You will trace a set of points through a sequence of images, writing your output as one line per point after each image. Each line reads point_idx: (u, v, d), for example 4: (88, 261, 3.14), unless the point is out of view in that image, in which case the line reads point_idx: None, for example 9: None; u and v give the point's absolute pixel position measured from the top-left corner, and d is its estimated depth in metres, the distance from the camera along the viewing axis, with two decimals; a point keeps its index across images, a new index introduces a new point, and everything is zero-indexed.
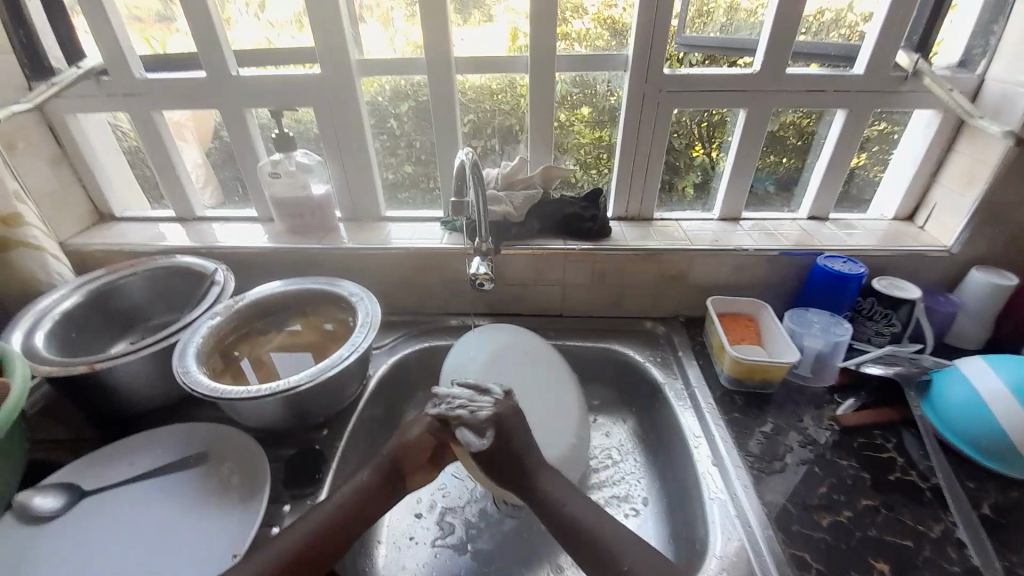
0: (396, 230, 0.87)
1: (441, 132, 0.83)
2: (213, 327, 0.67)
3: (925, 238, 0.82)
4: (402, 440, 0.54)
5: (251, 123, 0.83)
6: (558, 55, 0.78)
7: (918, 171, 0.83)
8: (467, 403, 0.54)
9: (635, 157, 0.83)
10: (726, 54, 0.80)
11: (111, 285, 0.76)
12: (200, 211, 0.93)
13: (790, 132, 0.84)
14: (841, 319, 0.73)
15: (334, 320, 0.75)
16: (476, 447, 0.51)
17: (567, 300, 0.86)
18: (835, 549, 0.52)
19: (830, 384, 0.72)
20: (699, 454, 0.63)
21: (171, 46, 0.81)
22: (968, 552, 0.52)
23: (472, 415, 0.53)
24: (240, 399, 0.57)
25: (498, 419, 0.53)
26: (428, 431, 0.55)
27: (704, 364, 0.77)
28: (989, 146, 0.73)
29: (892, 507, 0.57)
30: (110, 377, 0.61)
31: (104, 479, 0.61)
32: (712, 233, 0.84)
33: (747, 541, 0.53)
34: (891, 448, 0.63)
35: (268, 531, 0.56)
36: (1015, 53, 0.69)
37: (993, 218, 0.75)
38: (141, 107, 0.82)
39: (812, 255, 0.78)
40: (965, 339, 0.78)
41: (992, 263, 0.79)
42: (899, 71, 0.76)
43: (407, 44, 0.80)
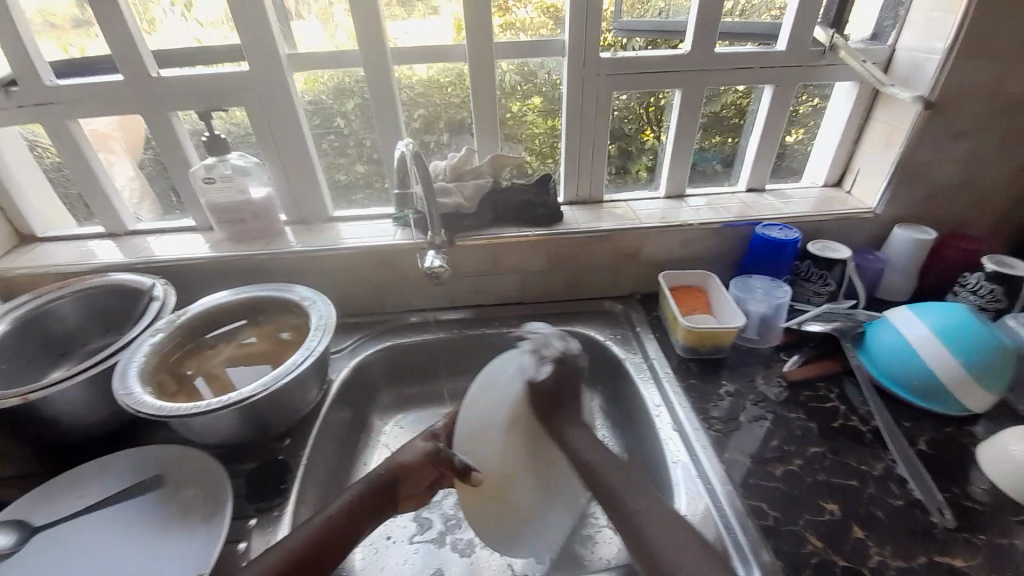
0: (347, 230, 0.85)
1: (386, 127, 0.81)
2: (155, 346, 0.64)
3: (853, 201, 0.88)
4: (398, 461, 0.55)
5: (179, 130, 0.79)
6: (500, 43, 0.78)
7: (843, 140, 0.89)
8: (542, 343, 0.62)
9: (582, 142, 0.85)
10: (666, 38, 0.83)
11: (40, 310, 0.71)
12: (132, 224, 0.88)
13: (731, 112, 0.89)
14: (781, 283, 0.78)
15: (289, 327, 0.73)
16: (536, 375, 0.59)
17: (526, 287, 0.87)
18: (790, 497, 0.56)
19: (775, 344, 0.77)
20: (662, 422, 0.66)
21: (88, 49, 0.75)
22: (908, 486, 0.57)
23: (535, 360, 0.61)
24: (191, 415, 0.54)
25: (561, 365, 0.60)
26: (424, 457, 0.56)
27: (661, 337, 0.80)
28: (903, 111, 0.79)
29: (838, 452, 0.61)
30: (45, 408, 0.57)
31: (56, 512, 0.57)
32: (660, 211, 0.87)
33: (710, 499, 0.56)
34: (835, 397, 0.68)
35: (235, 548, 0.54)
36: (922, 24, 0.75)
37: (910, 178, 0.81)
38: (55, 116, 0.76)
39: (751, 225, 0.82)
40: (894, 293, 0.84)
41: (912, 220, 0.85)
42: (818, 46, 0.80)
43: (349, 38, 0.77)
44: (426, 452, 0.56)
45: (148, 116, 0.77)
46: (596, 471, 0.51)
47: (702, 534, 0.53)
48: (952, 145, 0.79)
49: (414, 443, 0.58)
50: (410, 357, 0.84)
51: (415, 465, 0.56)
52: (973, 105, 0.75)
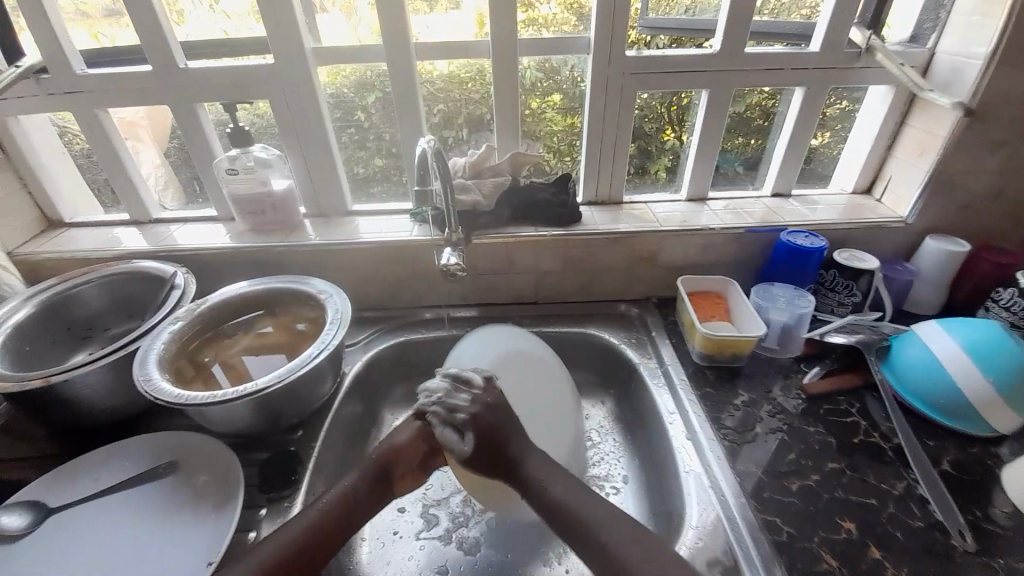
0: (365, 224, 0.86)
1: (407, 122, 0.81)
2: (175, 333, 0.65)
3: (883, 210, 0.85)
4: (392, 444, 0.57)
5: (203, 120, 0.80)
6: (524, 39, 0.77)
7: (874, 145, 0.86)
8: (440, 399, 0.56)
9: (602, 141, 0.83)
10: (692, 37, 0.81)
11: (65, 295, 0.73)
12: (156, 212, 0.90)
13: (755, 114, 0.86)
14: (805, 292, 0.76)
15: (305, 320, 0.74)
16: (459, 448, 0.54)
17: (541, 287, 0.86)
18: (805, 512, 0.54)
19: (795, 354, 0.75)
20: (674, 430, 0.65)
21: (119, 40, 0.77)
22: (930, 507, 0.54)
23: (450, 430, 0.55)
24: (206, 405, 0.55)
25: (475, 420, 0.55)
26: (416, 436, 0.59)
27: (676, 343, 0.78)
28: (941, 117, 0.76)
29: (857, 468, 0.59)
30: (68, 391, 0.59)
31: (72, 494, 0.59)
32: (681, 214, 0.85)
33: (722, 510, 0.55)
34: (856, 412, 0.66)
35: (245, 536, 0.55)
36: (965, 26, 0.72)
37: (945, 187, 0.78)
38: (85, 105, 0.77)
39: (776, 231, 0.80)
40: (923, 306, 0.81)
41: (945, 231, 0.82)
42: (854, 48, 0.77)
43: (371, 32, 0.77)
44: (415, 429, 0.59)
45: (175, 106, 0.78)
46: (563, 504, 0.49)
47: (712, 545, 0.52)
48: (993, 153, 0.75)
49: (408, 422, 0.60)
50: (422, 353, 0.85)
51: (408, 447, 0.58)
52: (1018, 112, 0.72)
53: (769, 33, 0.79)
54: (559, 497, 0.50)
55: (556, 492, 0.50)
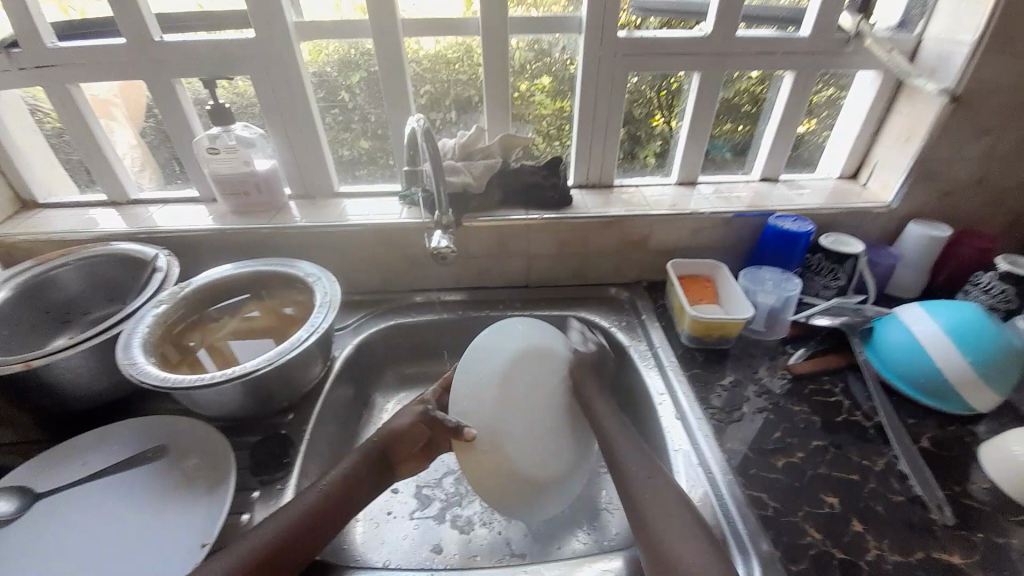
0: (352, 206, 0.84)
1: (393, 102, 0.79)
2: (159, 316, 0.64)
3: (868, 195, 0.86)
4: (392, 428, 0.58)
5: (182, 97, 0.77)
6: (513, 17, 0.75)
7: (862, 131, 0.86)
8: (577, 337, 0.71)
9: (593, 125, 0.83)
10: (684, 19, 0.79)
11: (43, 278, 0.70)
12: (135, 194, 0.87)
13: (744, 99, 0.85)
14: (791, 275, 0.77)
15: (293, 303, 0.73)
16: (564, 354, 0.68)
17: (532, 271, 0.86)
18: (791, 488, 0.56)
19: (781, 336, 0.76)
20: (663, 410, 0.66)
21: (88, 11, 0.73)
22: (909, 482, 0.57)
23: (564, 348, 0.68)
24: (192, 388, 0.54)
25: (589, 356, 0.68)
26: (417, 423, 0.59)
27: (666, 326, 0.79)
28: (926, 103, 0.77)
29: (840, 446, 0.61)
30: (49, 376, 0.57)
31: (59, 479, 0.57)
32: (671, 198, 0.85)
33: (710, 487, 0.56)
34: (839, 392, 0.68)
35: (238, 519, 0.55)
36: (952, 12, 0.72)
37: (929, 173, 0.79)
38: (55, 80, 0.74)
39: (765, 215, 0.81)
40: (905, 289, 0.83)
41: (927, 216, 0.84)
42: (843, 32, 0.78)
43: (355, 8, 0.75)
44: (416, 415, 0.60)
45: (151, 83, 0.75)
46: None
47: None
48: (976, 139, 0.76)
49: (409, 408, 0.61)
50: (412, 337, 0.84)
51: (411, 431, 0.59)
52: (1001, 99, 0.73)
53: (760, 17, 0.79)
54: None
55: None
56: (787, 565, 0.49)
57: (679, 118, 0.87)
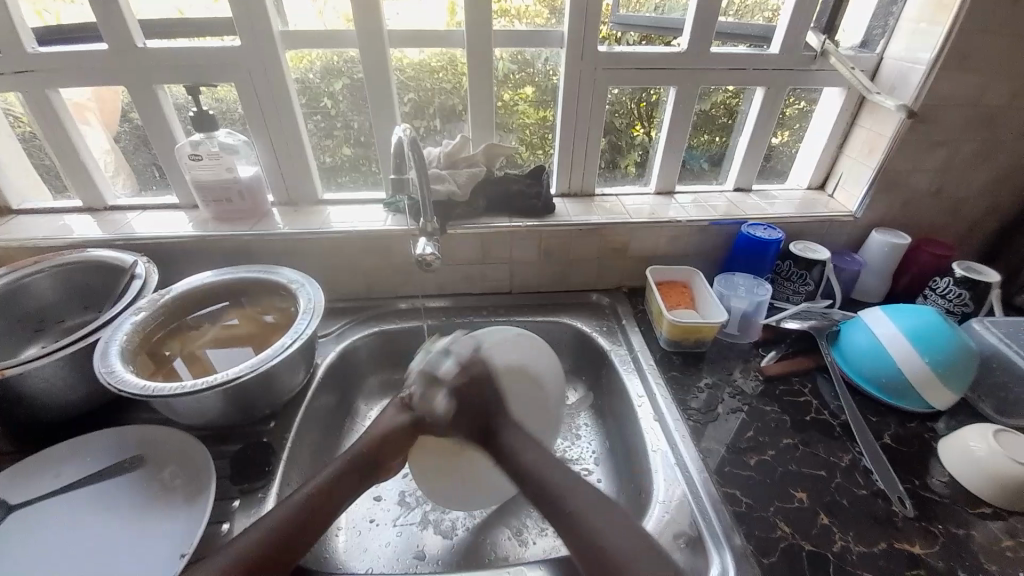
0: (336, 213, 0.84)
1: (379, 109, 0.80)
2: (138, 324, 0.63)
3: (834, 205, 0.91)
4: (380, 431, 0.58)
5: (166, 103, 0.77)
6: (496, 29, 0.77)
7: (828, 144, 0.91)
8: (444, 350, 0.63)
9: (575, 135, 0.85)
10: (663, 34, 0.83)
11: (16, 285, 0.69)
12: (113, 200, 0.85)
13: (721, 111, 0.89)
14: (763, 281, 0.80)
15: (275, 311, 0.73)
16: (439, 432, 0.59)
17: (515, 279, 0.88)
18: (762, 484, 0.58)
19: (754, 340, 0.79)
20: (642, 412, 0.68)
21: (64, 16, 0.72)
22: (873, 477, 0.59)
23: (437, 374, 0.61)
24: (176, 395, 0.54)
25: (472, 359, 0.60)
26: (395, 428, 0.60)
27: (645, 330, 0.81)
28: (886, 119, 0.81)
29: (809, 444, 0.63)
30: (21, 384, 0.56)
31: (31, 490, 0.56)
32: (649, 206, 0.88)
33: (688, 487, 0.58)
34: (808, 392, 0.71)
35: (218, 528, 0.55)
36: (909, 35, 0.77)
37: (889, 185, 0.84)
38: (33, 84, 0.73)
39: (737, 224, 0.84)
40: (869, 294, 0.87)
41: (889, 226, 0.88)
42: (810, 51, 0.82)
43: (337, 17, 0.76)
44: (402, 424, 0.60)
45: (136, 89, 0.74)
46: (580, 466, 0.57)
47: (677, 519, 0.55)
48: (933, 153, 0.81)
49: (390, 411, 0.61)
50: (396, 343, 0.85)
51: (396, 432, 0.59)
52: (953, 116, 0.78)
53: (733, 35, 0.82)
54: (529, 463, 0.53)
55: (527, 459, 0.54)
56: (759, 560, 0.51)
57: (658, 130, 0.90)
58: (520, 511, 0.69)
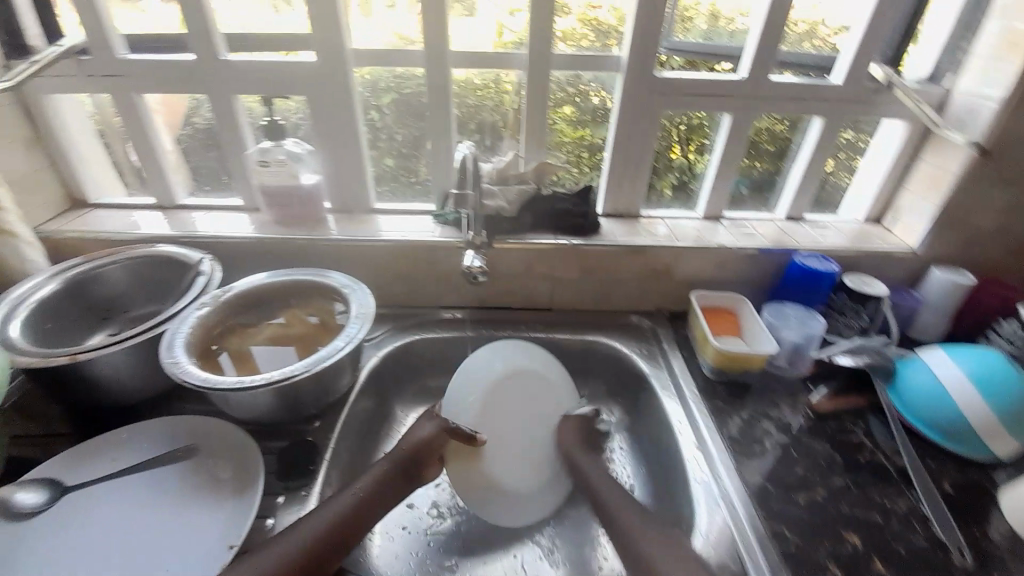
0: (386, 222, 0.87)
1: (435, 125, 0.83)
2: (201, 318, 0.67)
3: (891, 239, 0.88)
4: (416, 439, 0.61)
5: (239, 111, 0.82)
6: (556, 53, 0.79)
7: (886, 176, 0.88)
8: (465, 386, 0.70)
9: (625, 157, 0.86)
10: (706, 59, 0.83)
11: (92, 274, 0.74)
12: (180, 199, 0.90)
13: (765, 137, 0.88)
14: (815, 313, 0.78)
15: (321, 313, 0.75)
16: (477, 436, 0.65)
17: (556, 295, 0.88)
18: (813, 524, 0.56)
19: (803, 374, 0.76)
20: (683, 439, 0.66)
21: (145, 28, 0.79)
22: (932, 525, 0.56)
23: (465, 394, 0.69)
24: (234, 389, 0.56)
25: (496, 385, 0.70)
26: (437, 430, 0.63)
27: (687, 356, 0.80)
28: (953, 154, 0.79)
29: (862, 486, 0.61)
30: (90, 369, 0.59)
31: (88, 473, 0.59)
32: (695, 230, 0.88)
33: (732, 520, 0.56)
34: (860, 432, 0.68)
35: (263, 523, 0.56)
36: (978, 70, 0.75)
37: (952, 222, 0.81)
38: (123, 88, 0.79)
39: (788, 253, 0.82)
40: (928, 333, 0.84)
41: (950, 263, 0.85)
42: (875, 82, 0.80)
43: (394, 36, 0.80)
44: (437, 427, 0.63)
45: (215, 98, 0.80)
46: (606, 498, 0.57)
47: (721, 553, 0.53)
48: (1001, 191, 0.78)
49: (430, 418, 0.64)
50: (434, 352, 0.86)
51: (432, 440, 0.62)
52: None
53: (784, 62, 0.83)
54: None
55: None
56: None
57: (698, 153, 0.90)
58: (550, 530, 0.68)
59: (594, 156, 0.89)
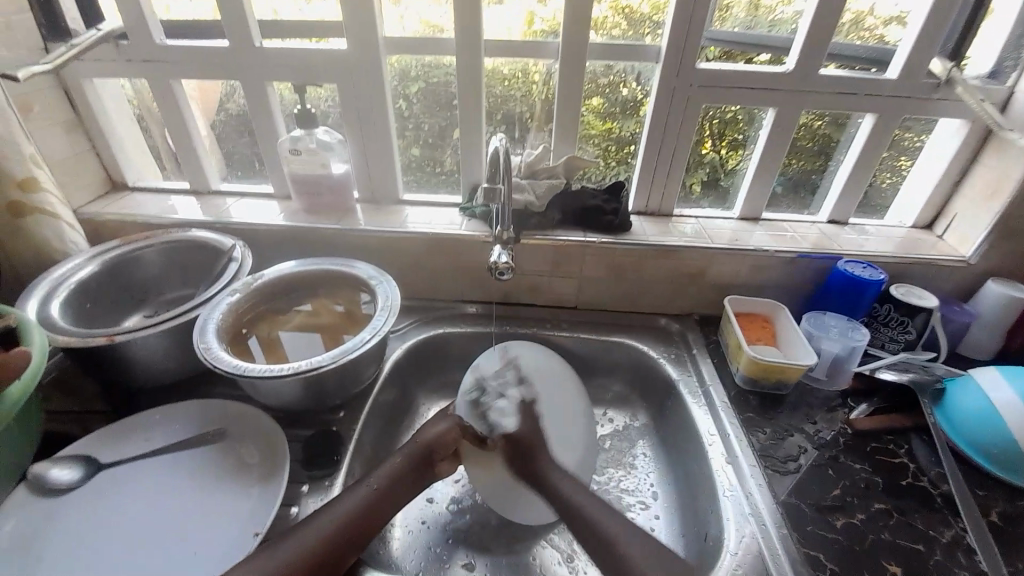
0: (413, 214, 0.87)
1: (465, 115, 0.82)
2: (233, 303, 0.67)
3: (943, 247, 0.82)
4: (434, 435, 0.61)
5: (271, 98, 0.82)
6: (591, 43, 0.76)
7: (941, 180, 0.82)
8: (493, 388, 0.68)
9: (658, 153, 0.83)
10: (745, 50, 0.79)
11: (129, 256, 0.76)
12: (215, 184, 0.92)
13: (805, 136, 0.83)
14: (858, 324, 0.74)
15: (347, 303, 0.75)
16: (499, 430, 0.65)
17: (582, 294, 0.86)
18: (849, 550, 0.53)
19: (842, 388, 0.73)
20: (712, 451, 0.64)
21: (180, 14, 0.79)
22: (977, 558, 0.53)
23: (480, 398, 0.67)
24: (264, 377, 0.57)
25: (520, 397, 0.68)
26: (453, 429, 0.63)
27: (717, 363, 0.77)
28: (1015, 158, 0.73)
29: (904, 512, 0.58)
30: (125, 351, 0.61)
31: (123, 451, 0.61)
32: (730, 231, 0.84)
33: (762, 540, 0.54)
34: (903, 454, 0.64)
35: (287, 511, 0.57)
36: None
37: (1012, 231, 0.75)
38: (158, 73, 0.80)
39: (831, 259, 0.78)
40: (979, 350, 0.78)
41: (1008, 275, 0.79)
42: (932, 78, 0.75)
43: (422, 24, 0.78)
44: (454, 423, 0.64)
45: (247, 85, 0.80)
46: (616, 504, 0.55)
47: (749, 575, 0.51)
48: None
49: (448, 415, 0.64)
50: (458, 346, 0.85)
51: (448, 434, 0.62)
52: None
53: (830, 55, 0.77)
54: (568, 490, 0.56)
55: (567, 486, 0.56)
56: None
57: (729, 148, 0.85)
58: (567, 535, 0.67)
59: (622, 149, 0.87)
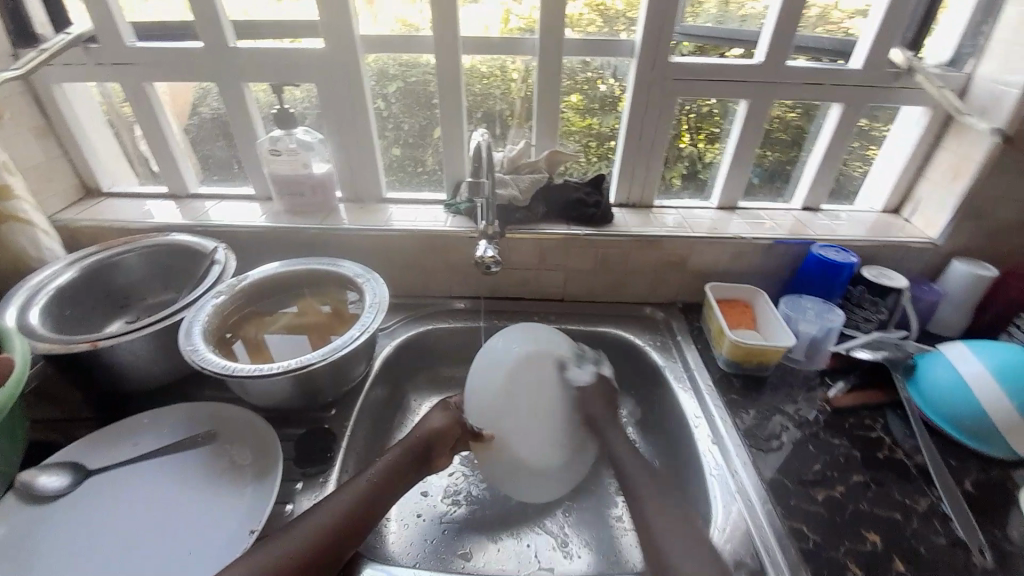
0: (397, 212, 0.87)
1: (446, 113, 0.82)
2: (218, 306, 0.67)
3: (911, 229, 0.86)
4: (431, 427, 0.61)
5: (248, 99, 0.81)
6: (567, 39, 0.78)
7: (907, 165, 0.86)
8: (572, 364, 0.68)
9: (638, 146, 0.84)
10: (719, 45, 0.81)
11: (108, 262, 0.74)
12: (194, 188, 0.91)
13: (778, 127, 0.86)
14: (834, 306, 0.77)
15: (333, 303, 0.75)
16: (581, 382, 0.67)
17: (568, 286, 0.87)
18: (831, 522, 0.55)
19: (821, 367, 0.76)
20: (699, 434, 0.66)
21: (151, 17, 0.78)
22: (952, 524, 0.56)
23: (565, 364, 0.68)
24: (252, 377, 0.56)
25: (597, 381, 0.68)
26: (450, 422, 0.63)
27: (702, 348, 0.79)
28: (976, 143, 0.76)
29: (882, 483, 0.60)
30: (109, 356, 0.60)
31: (112, 457, 0.60)
32: (709, 221, 0.86)
33: (748, 516, 0.56)
34: (880, 429, 0.67)
35: (282, 509, 0.57)
36: (1003, 54, 0.72)
37: (974, 212, 0.79)
38: (131, 77, 0.79)
39: (806, 244, 0.81)
40: (948, 327, 0.82)
41: (972, 255, 0.83)
42: (894, 67, 0.78)
43: (397, 21, 0.78)
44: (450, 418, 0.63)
45: (224, 86, 0.79)
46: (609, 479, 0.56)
47: (738, 550, 0.53)
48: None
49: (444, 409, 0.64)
50: (447, 342, 0.86)
51: (444, 429, 0.62)
52: None
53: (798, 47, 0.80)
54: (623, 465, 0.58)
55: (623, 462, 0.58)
56: None
57: (707, 142, 0.87)
58: (563, 521, 0.68)
59: (602, 145, 0.88)
